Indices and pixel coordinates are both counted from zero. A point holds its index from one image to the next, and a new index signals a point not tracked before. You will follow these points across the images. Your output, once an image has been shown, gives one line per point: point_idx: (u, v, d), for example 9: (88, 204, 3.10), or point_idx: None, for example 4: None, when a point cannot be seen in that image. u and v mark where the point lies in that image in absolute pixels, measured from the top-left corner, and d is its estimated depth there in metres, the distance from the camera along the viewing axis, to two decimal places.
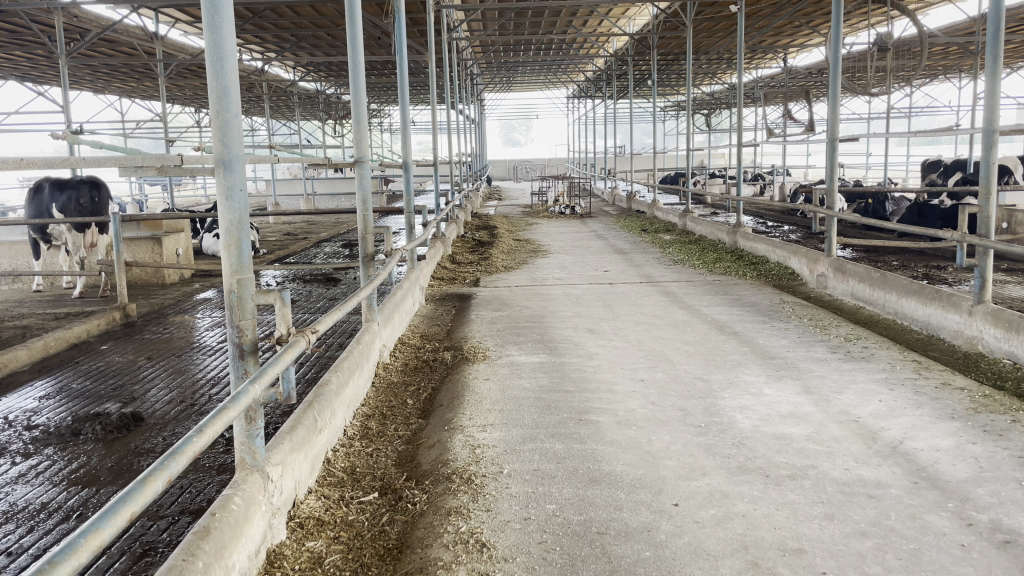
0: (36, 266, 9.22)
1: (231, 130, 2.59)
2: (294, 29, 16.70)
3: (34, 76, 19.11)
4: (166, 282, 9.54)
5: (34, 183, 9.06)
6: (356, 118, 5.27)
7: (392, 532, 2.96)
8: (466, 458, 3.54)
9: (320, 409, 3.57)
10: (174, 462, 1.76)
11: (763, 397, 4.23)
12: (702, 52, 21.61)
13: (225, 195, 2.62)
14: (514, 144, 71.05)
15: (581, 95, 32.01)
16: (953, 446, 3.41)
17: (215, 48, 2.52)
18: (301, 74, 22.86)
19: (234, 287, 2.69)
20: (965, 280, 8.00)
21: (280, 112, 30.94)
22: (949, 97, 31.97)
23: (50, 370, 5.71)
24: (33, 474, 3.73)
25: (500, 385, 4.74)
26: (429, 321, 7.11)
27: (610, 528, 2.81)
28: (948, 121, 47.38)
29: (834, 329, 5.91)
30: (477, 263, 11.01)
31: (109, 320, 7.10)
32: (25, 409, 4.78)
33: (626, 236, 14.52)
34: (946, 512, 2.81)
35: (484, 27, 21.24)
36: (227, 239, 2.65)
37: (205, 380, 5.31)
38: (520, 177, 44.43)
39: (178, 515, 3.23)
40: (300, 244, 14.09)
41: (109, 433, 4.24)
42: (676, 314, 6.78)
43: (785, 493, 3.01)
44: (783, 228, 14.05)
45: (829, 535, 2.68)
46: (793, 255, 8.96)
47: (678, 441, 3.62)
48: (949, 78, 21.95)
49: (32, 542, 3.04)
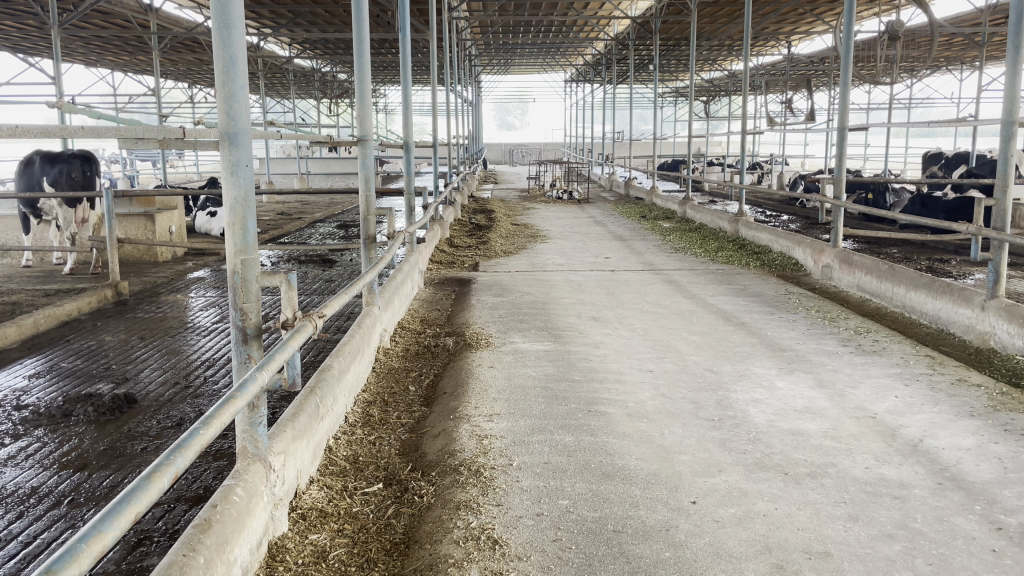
0: (26, 241, 9.02)
1: (238, 103, 2.44)
2: (292, 5, 16.43)
3: (26, 47, 18.81)
4: (159, 260, 9.36)
5: (24, 156, 8.83)
6: (360, 96, 5.10)
7: (398, 526, 2.84)
8: (475, 448, 3.42)
9: (322, 395, 3.44)
10: (180, 456, 1.62)
11: (776, 390, 4.13)
12: (704, 38, 21.35)
13: (230, 170, 2.48)
14: (510, 128, 70.68)
15: (580, 79, 31.81)
16: (976, 445, 3.32)
17: (222, 16, 2.38)
18: (298, 51, 22.53)
19: (238, 268, 2.55)
20: (969, 274, 7.91)
21: (275, 90, 30.62)
22: (950, 89, 31.83)
23: (40, 348, 5.55)
24: (22, 457, 3.59)
25: (505, 372, 4.63)
26: (428, 305, 6.97)
27: (627, 526, 2.70)
28: (951, 112, 47.14)
29: (843, 321, 5.81)
30: (476, 247, 10.88)
31: (101, 298, 6.93)
32: (14, 388, 4.63)
33: (626, 223, 14.38)
34: (975, 515, 2.72)
35: (485, 8, 21.01)
36: (232, 216, 2.50)
37: (200, 362, 5.17)
38: (516, 161, 44.26)
39: (175, 502, 3.10)
40: (294, 223, 13.91)
41: (101, 415, 4.10)
42: (681, 303, 6.68)
43: (806, 492, 2.91)
44: (783, 217, 13.97)
45: (855, 537, 2.58)
46: (797, 245, 8.85)
47: (692, 435, 3.51)
48: (951, 69, 21.78)
49: (22, 528, 2.90)
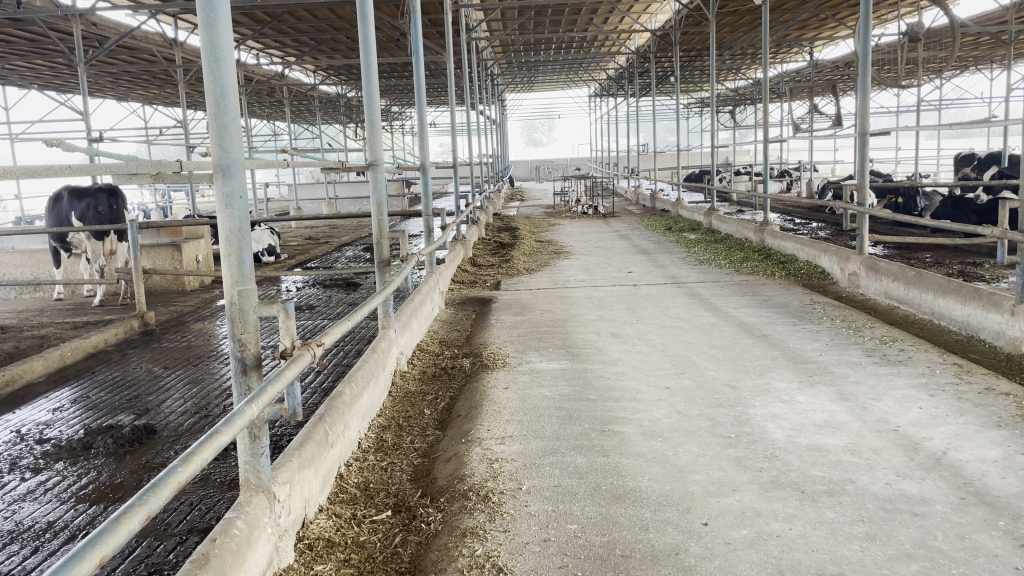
0: (57, 274, 9.27)
1: (230, 134, 2.46)
2: (313, 33, 16.73)
3: (57, 85, 19.40)
4: (186, 289, 9.55)
5: (53, 192, 9.10)
6: (369, 121, 5.12)
7: (405, 555, 2.81)
8: (484, 473, 3.39)
9: (332, 422, 3.44)
10: (153, 497, 1.60)
11: (796, 404, 4.02)
12: (725, 47, 21.21)
13: (224, 202, 2.50)
14: (536, 145, 71.11)
15: (603, 94, 31.84)
16: (1003, 457, 3.19)
17: (211, 48, 2.41)
18: (321, 78, 22.90)
19: (235, 299, 2.56)
20: (1003, 277, 7.67)
21: (302, 116, 31.18)
22: (982, 88, 31.11)
23: (66, 380, 5.66)
24: (41, 491, 3.65)
25: (520, 393, 4.58)
26: (448, 326, 6.97)
27: (635, 550, 2.64)
28: (983, 112, 46.15)
29: (869, 330, 5.66)
30: (498, 265, 10.88)
31: (127, 328, 7.07)
32: (38, 422, 4.72)
33: (651, 236, 14.25)
34: (998, 531, 2.60)
35: (504, 27, 21.18)
36: (229, 248, 2.52)
37: (220, 390, 5.21)
38: (543, 177, 44.39)
39: (186, 534, 3.12)
40: (321, 248, 14.08)
41: (121, 446, 4.16)
42: (703, 316, 6.57)
43: (822, 511, 2.82)
44: (811, 225, 13.74)
45: (872, 558, 2.48)
46: (823, 254, 8.68)
47: (706, 454, 3.43)
48: (982, 69, 21.30)
49: (35, 564, 2.94)
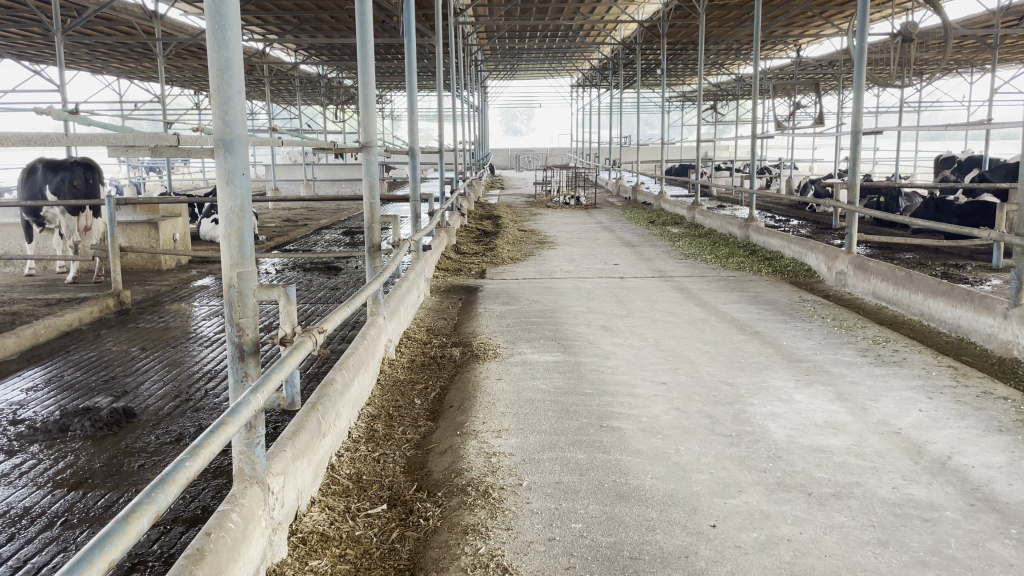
0: (29, 249, 8.98)
1: (234, 108, 2.32)
2: (298, 11, 16.38)
3: (31, 54, 18.84)
4: (163, 268, 9.30)
5: (27, 164, 8.77)
6: (363, 102, 4.97)
7: (403, 551, 2.71)
8: (483, 467, 3.29)
9: (324, 411, 3.31)
10: (162, 493, 1.48)
11: (795, 404, 3.98)
12: (712, 42, 21.20)
13: (225, 179, 2.36)
14: (516, 133, 70.98)
15: (587, 84, 31.74)
16: (1008, 463, 3.17)
17: (217, 17, 2.28)
18: (303, 58, 22.48)
19: (234, 281, 2.43)
20: (986, 279, 7.75)
21: (282, 96, 30.72)
22: (960, 91, 31.50)
23: (40, 359, 5.45)
24: (16, 475, 3.48)
25: (513, 384, 4.49)
26: (435, 314, 6.84)
27: (644, 552, 2.56)
28: (957, 117, 46.70)
29: (861, 330, 5.64)
30: (483, 254, 10.76)
31: (102, 307, 6.84)
32: (11, 402, 4.52)
33: (634, 228, 14.24)
34: (1011, 539, 2.57)
35: (490, 13, 20.95)
36: (228, 227, 2.38)
37: (201, 373, 5.05)
38: (523, 166, 44.26)
39: (171, 524, 2.98)
40: (300, 230, 13.82)
41: (99, 430, 3.99)
42: (694, 311, 6.52)
43: (831, 515, 2.77)
44: (793, 223, 13.82)
45: (887, 565, 2.43)
46: (810, 251, 8.68)
47: (708, 452, 3.37)
48: (961, 72, 21.54)
49: (12, 552, 2.79)
